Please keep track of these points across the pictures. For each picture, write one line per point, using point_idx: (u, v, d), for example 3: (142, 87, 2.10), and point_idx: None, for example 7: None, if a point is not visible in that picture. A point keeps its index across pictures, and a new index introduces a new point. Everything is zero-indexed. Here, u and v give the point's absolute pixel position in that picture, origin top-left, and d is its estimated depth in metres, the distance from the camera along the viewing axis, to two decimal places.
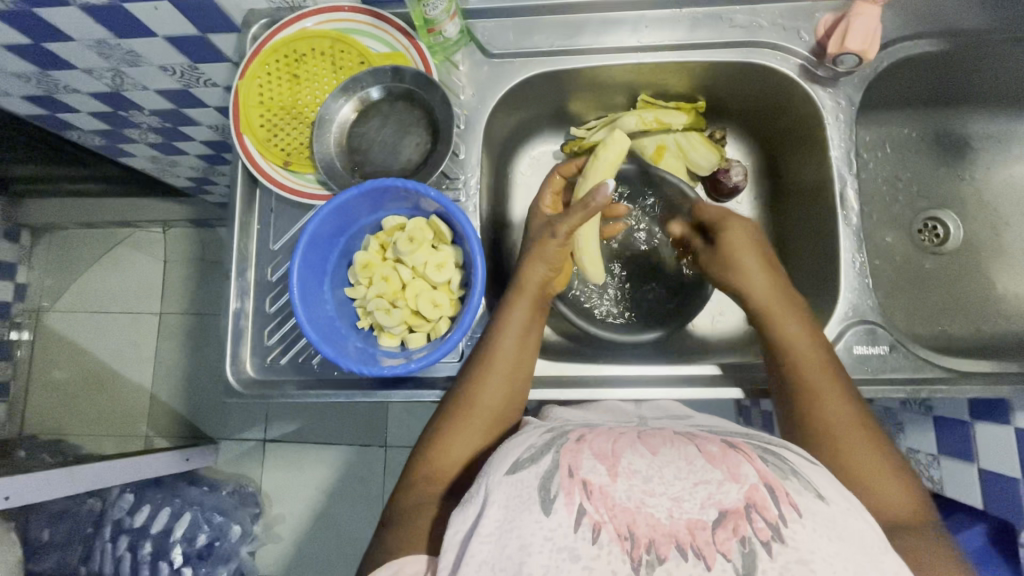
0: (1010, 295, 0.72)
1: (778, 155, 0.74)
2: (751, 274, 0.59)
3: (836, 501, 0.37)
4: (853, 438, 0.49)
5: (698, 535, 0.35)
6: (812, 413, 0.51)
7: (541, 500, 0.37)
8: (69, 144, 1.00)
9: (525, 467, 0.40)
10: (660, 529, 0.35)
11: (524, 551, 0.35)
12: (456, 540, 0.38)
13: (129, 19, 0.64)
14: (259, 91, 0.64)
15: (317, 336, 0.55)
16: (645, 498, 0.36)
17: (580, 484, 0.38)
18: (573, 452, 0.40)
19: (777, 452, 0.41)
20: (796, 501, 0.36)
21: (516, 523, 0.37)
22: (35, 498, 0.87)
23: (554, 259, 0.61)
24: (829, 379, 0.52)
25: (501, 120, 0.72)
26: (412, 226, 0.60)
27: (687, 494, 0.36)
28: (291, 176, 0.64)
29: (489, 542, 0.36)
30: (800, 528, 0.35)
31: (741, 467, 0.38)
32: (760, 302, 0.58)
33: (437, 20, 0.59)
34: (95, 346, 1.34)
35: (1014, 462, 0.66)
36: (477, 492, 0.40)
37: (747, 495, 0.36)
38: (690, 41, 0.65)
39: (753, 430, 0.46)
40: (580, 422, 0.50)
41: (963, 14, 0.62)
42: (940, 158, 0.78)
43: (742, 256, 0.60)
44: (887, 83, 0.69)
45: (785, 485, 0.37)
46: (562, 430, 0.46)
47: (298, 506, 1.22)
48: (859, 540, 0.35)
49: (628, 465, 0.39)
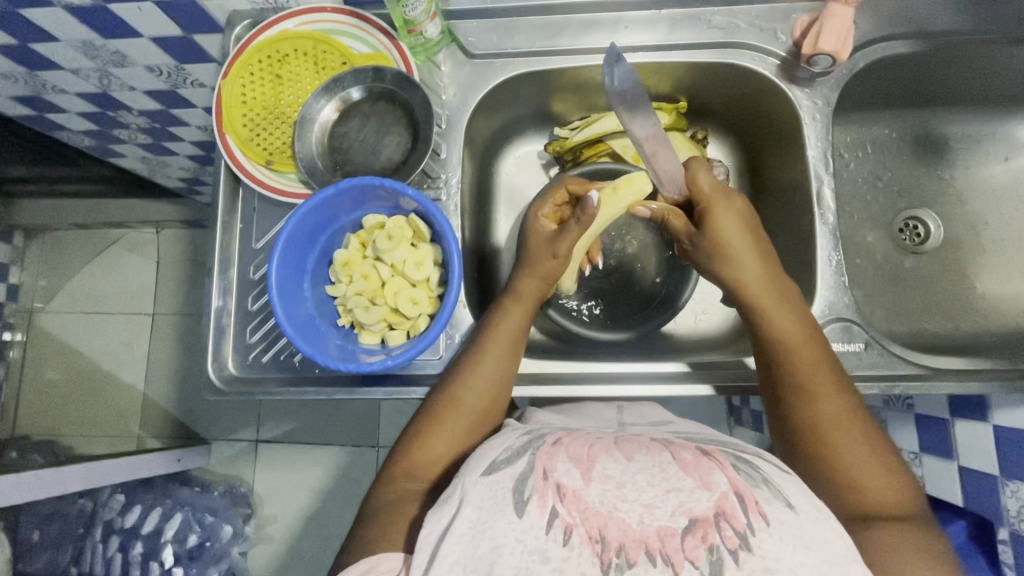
0: (988, 294, 0.73)
1: (760, 155, 0.75)
2: (744, 260, 0.56)
3: (805, 511, 0.37)
4: (844, 432, 0.49)
5: (668, 541, 0.35)
6: (804, 408, 0.51)
7: (514, 501, 0.37)
8: (59, 145, 1.00)
9: (501, 468, 0.40)
10: (630, 535, 0.36)
11: (495, 552, 0.36)
12: (430, 539, 0.38)
13: (113, 20, 0.64)
14: (241, 91, 0.64)
15: (294, 333, 0.56)
16: (618, 504, 0.37)
17: (554, 487, 0.38)
18: (548, 454, 0.40)
19: (749, 460, 0.41)
20: (765, 510, 0.36)
21: (489, 524, 0.37)
22: (24, 497, 0.87)
23: (551, 277, 0.61)
24: (821, 369, 0.52)
25: (484, 119, 0.72)
26: (391, 225, 0.60)
27: (659, 501, 0.37)
28: (274, 176, 0.65)
29: (461, 542, 0.37)
30: (767, 537, 0.35)
31: (712, 475, 0.38)
32: (753, 292, 0.56)
33: (417, 21, 0.60)
34: (85, 346, 1.34)
35: (993, 458, 0.67)
36: (454, 493, 0.40)
37: (717, 503, 0.36)
38: (670, 41, 0.65)
39: (728, 437, 0.46)
40: (559, 424, 0.51)
41: (938, 14, 0.63)
42: (920, 158, 0.78)
43: (735, 243, 0.57)
44: (866, 84, 0.70)
45: (754, 493, 0.37)
46: (540, 433, 0.45)
47: (288, 506, 1.22)
48: (824, 549, 0.36)
49: (602, 471, 0.39)
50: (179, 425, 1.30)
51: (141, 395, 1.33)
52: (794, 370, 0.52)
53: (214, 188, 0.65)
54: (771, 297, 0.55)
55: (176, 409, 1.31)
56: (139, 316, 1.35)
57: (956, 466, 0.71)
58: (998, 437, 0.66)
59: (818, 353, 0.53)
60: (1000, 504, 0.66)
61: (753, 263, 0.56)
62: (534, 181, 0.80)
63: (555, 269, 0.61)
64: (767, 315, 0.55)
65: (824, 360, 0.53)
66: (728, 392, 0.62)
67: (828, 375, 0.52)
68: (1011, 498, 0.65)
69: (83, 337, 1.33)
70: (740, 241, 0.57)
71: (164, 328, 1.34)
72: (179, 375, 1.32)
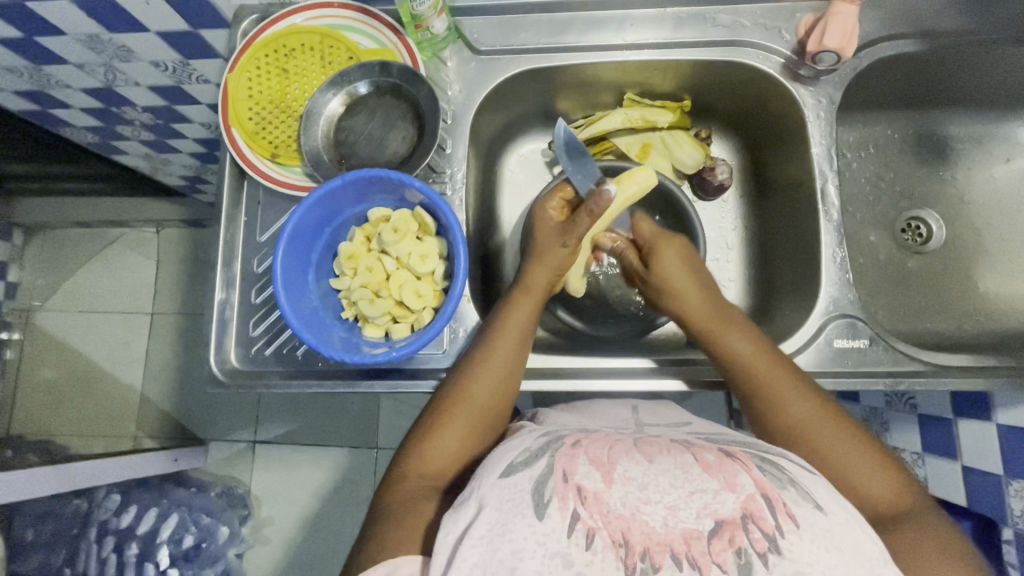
0: (991, 295, 0.73)
1: (762, 155, 0.75)
2: (687, 292, 0.58)
3: (835, 513, 0.37)
4: (821, 432, 0.50)
5: (694, 544, 0.35)
6: (776, 417, 0.52)
7: (534, 504, 0.37)
8: (61, 142, 1.00)
9: (520, 470, 0.40)
10: (654, 538, 0.35)
11: (516, 556, 0.35)
12: (448, 542, 0.38)
13: (121, 14, 0.65)
14: (247, 84, 0.64)
15: (299, 324, 0.56)
16: (641, 506, 0.37)
17: (574, 490, 0.38)
18: (568, 456, 0.40)
19: (774, 461, 0.41)
20: (794, 512, 0.37)
21: (508, 528, 0.36)
22: (19, 497, 0.85)
23: (562, 264, 0.61)
24: (781, 382, 0.52)
25: (490, 116, 0.72)
26: (397, 219, 0.60)
27: (682, 503, 0.37)
28: (279, 168, 0.65)
29: (480, 545, 0.36)
30: (797, 539, 0.35)
31: (737, 477, 0.38)
32: (699, 322, 0.57)
33: (424, 16, 0.60)
34: (83, 345, 1.33)
35: (996, 458, 0.67)
36: (471, 496, 0.40)
37: (744, 505, 0.36)
38: (675, 39, 0.66)
39: (749, 437, 0.46)
40: (575, 426, 0.50)
41: (941, 15, 0.64)
42: (921, 159, 0.79)
43: (677, 279, 0.59)
44: (868, 83, 0.70)
45: (783, 495, 0.37)
46: (557, 434, 0.46)
47: (286, 507, 1.21)
48: (855, 552, 0.35)
49: (623, 472, 0.39)
50: (177, 425, 1.29)
51: (139, 391, 1.32)
52: (757, 385, 0.53)
53: (219, 181, 0.65)
54: (719, 324, 0.56)
55: (174, 408, 1.30)
56: (136, 314, 1.34)
57: (959, 465, 0.71)
58: (1004, 436, 0.66)
59: (776, 365, 0.53)
60: (1005, 503, 0.66)
61: (696, 295, 0.58)
62: (538, 179, 0.81)
63: (565, 259, 0.61)
64: (719, 342, 0.56)
65: (784, 374, 0.53)
66: (698, 387, 0.63)
67: (789, 385, 0.52)
68: (1016, 497, 0.65)
69: (79, 335, 1.33)
70: (683, 275, 0.59)
71: (163, 326, 1.33)
72: (177, 374, 1.31)
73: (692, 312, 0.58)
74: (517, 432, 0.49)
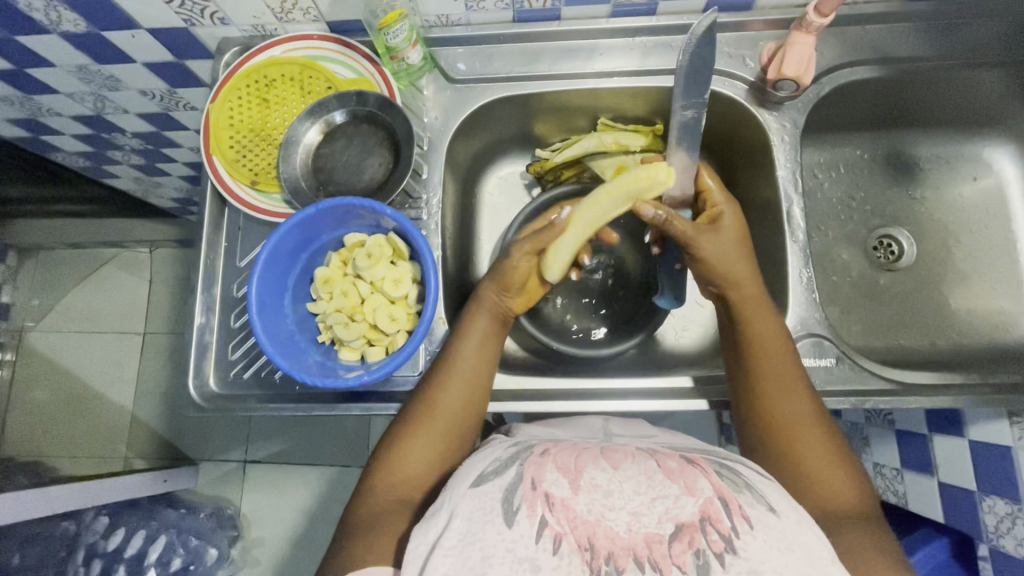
0: (962, 310, 0.75)
1: (733, 173, 0.77)
2: (735, 261, 0.57)
3: (787, 515, 0.38)
4: (807, 435, 0.51)
5: (656, 548, 0.36)
6: (772, 410, 0.53)
7: (504, 512, 0.38)
8: (55, 165, 1.01)
9: (490, 479, 0.41)
10: (619, 542, 0.36)
11: (485, 563, 0.36)
12: (420, 552, 0.38)
13: (108, 46, 0.67)
14: (228, 114, 0.66)
15: (273, 348, 0.57)
16: (606, 512, 0.37)
17: (542, 497, 0.38)
18: (536, 465, 0.41)
19: (732, 467, 0.42)
20: (748, 514, 0.38)
21: (478, 535, 0.37)
22: (9, 519, 0.83)
23: (512, 287, 0.59)
24: (787, 373, 0.54)
25: (466, 142, 0.74)
26: (371, 243, 0.62)
27: (646, 509, 0.37)
28: (259, 196, 0.66)
29: (451, 555, 0.37)
30: (751, 539, 0.36)
31: (697, 482, 0.39)
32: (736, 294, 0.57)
33: (398, 48, 0.62)
34: (77, 366, 1.34)
35: (969, 475, 0.67)
36: (442, 507, 0.40)
37: (703, 509, 0.37)
38: (643, 67, 0.68)
39: (711, 446, 0.48)
40: (546, 437, 0.51)
41: (900, 42, 0.66)
42: (893, 177, 0.80)
43: (732, 246, 0.57)
44: (833, 106, 0.72)
45: (739, 498, 0.38)
46: (528, 445, 0.46)
47: (274, 529, 1.21)
48: (806, 552, 0.37)
49: (590, 479, 0.39)
50: (166, 445, 1.29)
51: (130, 413, 1.31)
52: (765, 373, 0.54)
53: (200, 208, 0.67)
54: (752, 304, 0.56)
55: (162, 429, 1.30)
56: (130, 334, 1.34)
57: (935, 481, 0.71)
58: (975, 452, 0.66)
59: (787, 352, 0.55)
60: (979, 520, 0.66)
61: (744, 266, 0.57)
62: (516, 201, 0.82)
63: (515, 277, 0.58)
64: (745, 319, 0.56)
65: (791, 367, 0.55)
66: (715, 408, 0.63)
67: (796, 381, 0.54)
68: (989, 513, 0.65)
69: (73, 356, 1.34)
70: (736, 244, 0.57)
71: (155, 346, 1.34)
72: (168, 394, 1.32)
73: (735, 277, 0.56)
74: (490, 443, 0.49)
